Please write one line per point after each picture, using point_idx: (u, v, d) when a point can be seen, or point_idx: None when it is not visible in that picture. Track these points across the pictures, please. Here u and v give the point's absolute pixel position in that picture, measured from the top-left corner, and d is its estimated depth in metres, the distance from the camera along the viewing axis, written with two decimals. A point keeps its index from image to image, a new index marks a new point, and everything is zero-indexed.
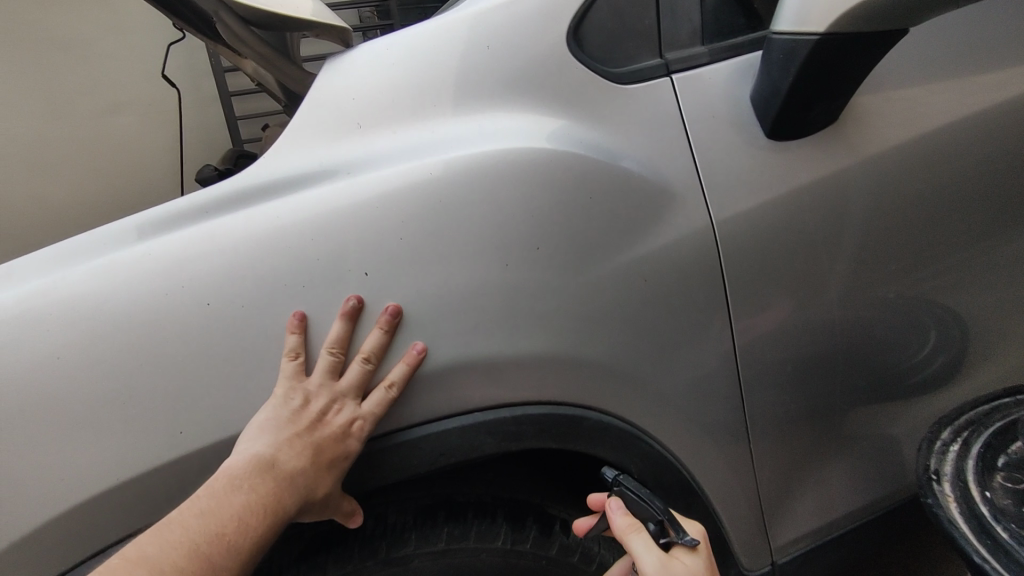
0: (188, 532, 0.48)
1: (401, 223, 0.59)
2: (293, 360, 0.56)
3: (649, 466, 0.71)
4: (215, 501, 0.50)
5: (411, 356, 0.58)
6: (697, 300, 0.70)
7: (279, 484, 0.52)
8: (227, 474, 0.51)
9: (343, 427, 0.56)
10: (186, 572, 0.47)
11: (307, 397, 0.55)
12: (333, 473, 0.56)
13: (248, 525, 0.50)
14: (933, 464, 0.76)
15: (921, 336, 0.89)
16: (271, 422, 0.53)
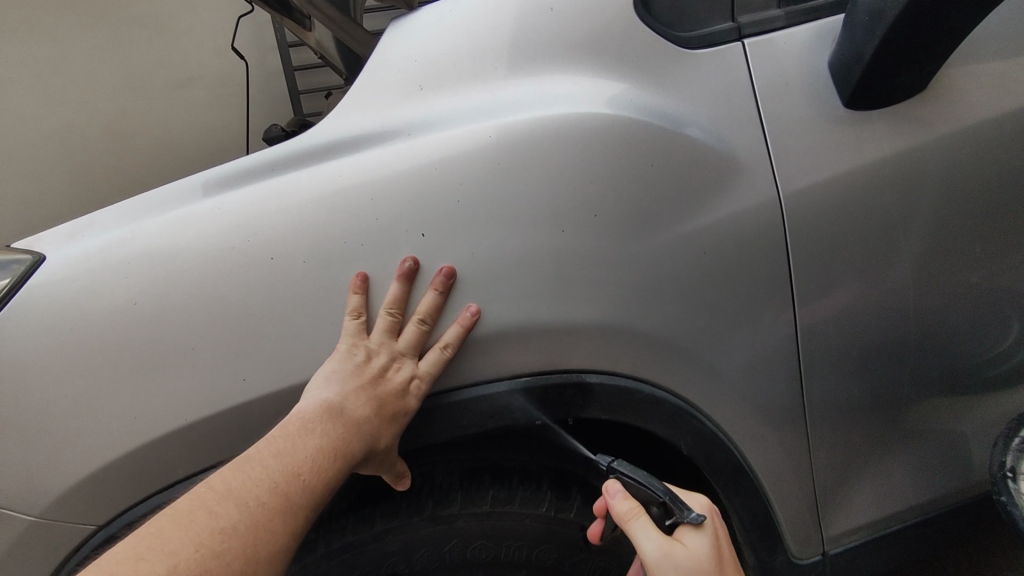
0: (268, 469, 0.50)
1: (459, 185, 0.60)
2: (356, 319, 0.57)
3: (699, 443, 0.70)
4: (291, 442, 0.52)
5: (465, 317, 0.59)
6: (759, 276, 0.67)
7: (347, 431, 0.54)
8: (299, 419, 0.53)
9: (402, 384, 0.58)
10: (269, 507, 0.48)
11: (370, 354, 0.57)
12: (393, 427, 0.57)
13: (322, 467, 0.52)
14: (1009, 462, 0.71)
15: (1004, 326, 0.83)
16: (337, 373, 0.55)
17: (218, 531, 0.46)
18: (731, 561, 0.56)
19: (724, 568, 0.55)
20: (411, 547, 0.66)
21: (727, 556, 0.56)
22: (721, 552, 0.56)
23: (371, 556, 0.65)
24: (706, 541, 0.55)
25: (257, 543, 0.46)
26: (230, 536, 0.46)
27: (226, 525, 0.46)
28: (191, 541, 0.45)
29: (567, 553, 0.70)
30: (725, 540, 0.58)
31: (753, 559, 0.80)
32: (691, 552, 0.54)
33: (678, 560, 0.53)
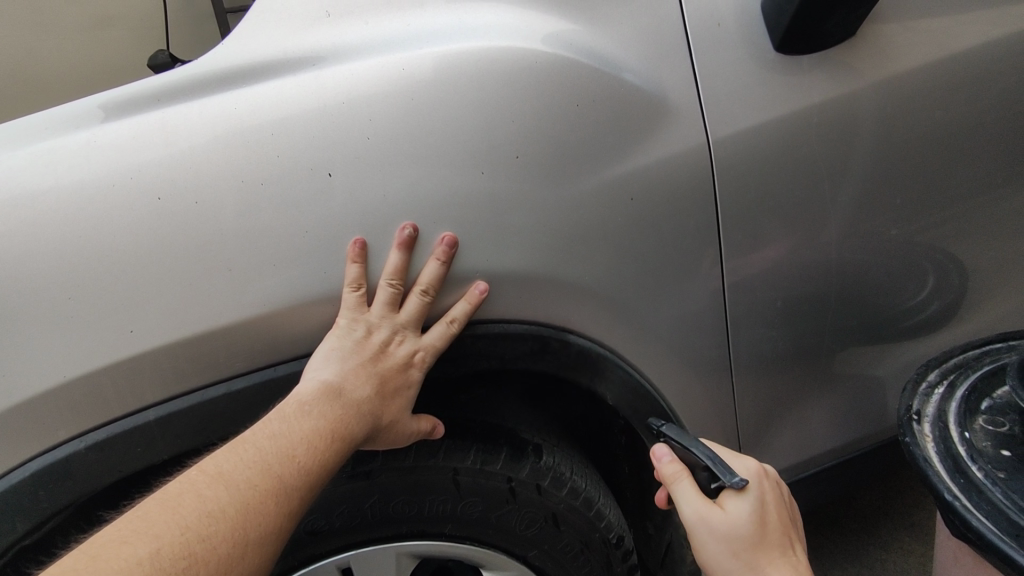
0: (262, 452, 0.52)
1: (368, 121, 0.55)
2: (355, 291, 0.55)
3: (625, 393, 0.69)
4: (286, 424, 0.53)
5: (474, 294, 0.58)
6: (687, 224, 0.66)
7: (346, 411, 0.55)
8: (297, 400, 0.54)
9: (405, 359, 0.58)
10: (260, 489, 0.50)
11: (370, 329, 0.57)
12: (398, 402, 0.59)
13: (317, 450, 0.53)
14: (916, 405, 0.74)
15: (920, 276, 0.86)
16: (337, 352, 0.56)
17: (207, 515, 0.48)
18: (776, 525, 0.61)
19: (764, 531, 0.60)
20: (330, 505, 0.64)
21: (774, 519, 0.61)
22: (766, 516, 0.61)
23: None
24: (747, 507, 0.61)
25: (246, 526, 0.48)
26: (218, 518, 0.48)
27: (214, 508, 0.48)
28: (177, 523, 0.47)
29: (494, 506, 0.69)
30: (776, 503, 0.63)
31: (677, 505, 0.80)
32: (728, 517, 0.60)
33: (716, 524, 0.60)
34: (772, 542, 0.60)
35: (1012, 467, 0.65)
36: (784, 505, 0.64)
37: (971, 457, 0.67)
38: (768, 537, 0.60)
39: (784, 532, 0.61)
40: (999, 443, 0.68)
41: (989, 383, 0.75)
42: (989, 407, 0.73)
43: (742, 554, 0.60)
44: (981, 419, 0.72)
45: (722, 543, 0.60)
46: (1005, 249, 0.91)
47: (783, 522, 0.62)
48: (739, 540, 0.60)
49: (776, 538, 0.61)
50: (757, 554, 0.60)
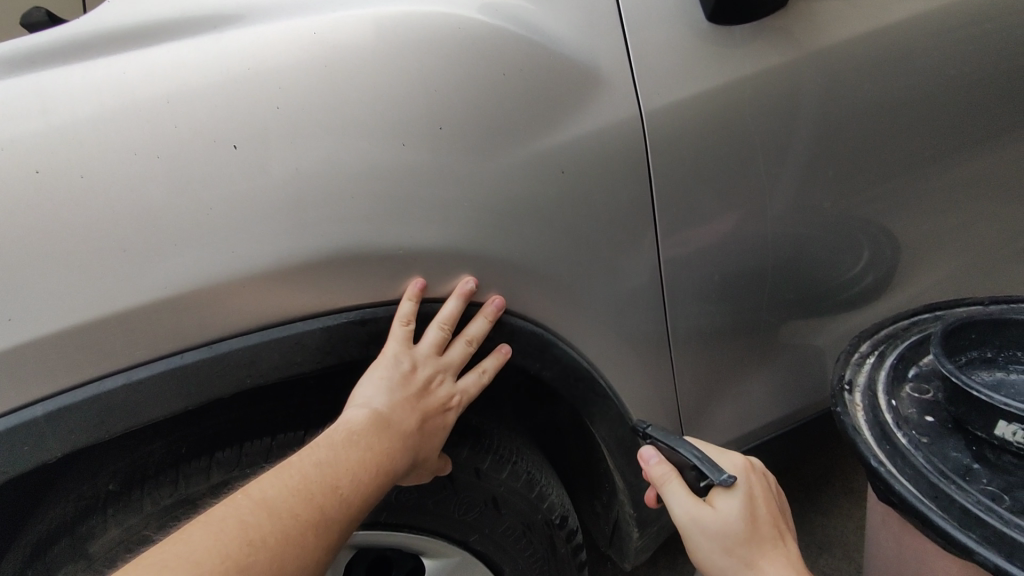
0: (306, 479, 0.51)
1: (277, 89, 0.52)
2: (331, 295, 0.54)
3: (564, 373, 0.68)
4: (335, 453, 0.53)
5: (463, 291, 0.59)
6: (620, 197, 0.65)
7: (395, 442, 0.56)
8: (344, 429, 0.55)
9: (444, 399, 0.60)
10: (303, 519, 0.49)
11: (414, 364, 0.58)
12: (433, 439, 0.60)
13: (361, 480, 0.53)
14: (848, 374, 0.76)
15: (854, 249, 0.87)
16: (386, 381, 0.57)
17: (246, 542, 0.46)
18: (767, 519, 0.62)
19: (757, 527, 0.61)
20: None
21: (765, 513, 0.62)
22: (756, 512, 0.62)
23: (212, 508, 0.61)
24: (737, 505, 0.61)
25: (286, 554, 0.47)
26: (258, 549, 0.46)
27: (254, 537, 0.47)
28: (217, 552, 0.45)
29: (431, 492, 0.67)
30: (765, 498, 0.63)
31: (621, 483, 0.81)
32: (720, 515, 0.61)
33: (707, 522, 0.61)
34: (765, 536, 0.61)
35: (934, 432, 0.67)
36: (773, 500, 0.64)
37: (896, 424, 0.68)
38: (760, 532, 0.61)
39: (775, 525, 0.62)
40: (924, 409, 0.71)
41: (916, 352, 0.77)
42: (915, 375, 0.76)
43: (736, 551, 0.60)
44: (908, 386, 0.74)
45: (715, 540, 0.61)
46: (934, 222, 0.93)
47: (773, 515, 0.63)
48: (731, 537, 0.60)
49: (768, 532, 0.61)
50: (751, 550, 0.60)
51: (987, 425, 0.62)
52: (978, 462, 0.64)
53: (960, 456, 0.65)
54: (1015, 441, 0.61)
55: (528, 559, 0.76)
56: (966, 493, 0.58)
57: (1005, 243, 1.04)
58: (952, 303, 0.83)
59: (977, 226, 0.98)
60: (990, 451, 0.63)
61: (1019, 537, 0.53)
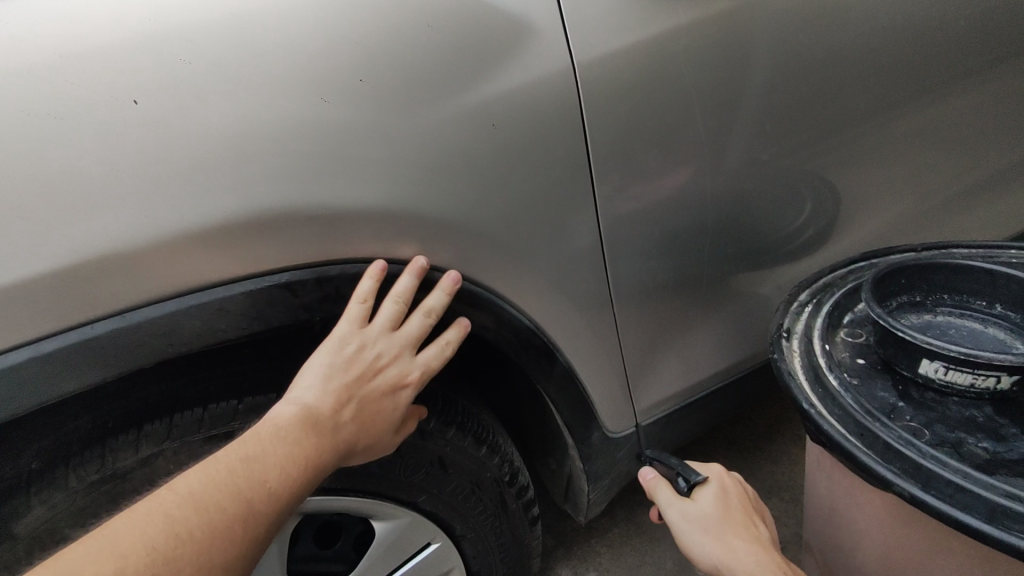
0: (234, 472, 0.50)
1: (184, 42, 0.49)
2: (252, 252, 0.53)
3: (504, 330, 0.68)
4: (263, 448, 0.51)
5: (376, 272, 0.57)
6: (557, 152, 0.64)
7: (332, 431, 0.55)
8: (272, 425, 0.53)
9: (394, 381, 0.60)
10: (231, 512, 0.48)
11: (364, 346, 0.58)
12: (381, 424, 0.60)
13: (293, 475, 0.52)
14: (787, 322, 0.78)
15: (795, 201, 0.89)
16: (330, 367, 0.57)
17: (172, 535, 0.45)
18: (739, 508, 0.70)
19: (729, 512, 0.68)
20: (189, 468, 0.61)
21: (737, 503, 0.70)
22: (729, 501, 0.70)
23: (140, 482, 0.59)
24: (713, 494, 0.70)
25: (212, 548, 0.46)
26: (184, 542, 0.45)
27: (182, 529, 0.45)
28: (143, 545, 0.44)
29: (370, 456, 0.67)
30: (739, 494, 0.72)
31: (570, 439, 0.82)
32: (698, 505, 0.70)
33: (688, 513, 0.69)
34: (735, 518, 0.68)
35: (864, 373, 0.70)
36: (748, 499, 0.73)
37: (829, 367, 0.70)
38: (733, 516, 0.68)
39: (746, 514, 0.69)
40: (856, 352, 0.73)
41: (851, 298, 0.80)
42: (851, 320, 0.78)
43: (709, 528, 0.67)
44: (843, 331, 0.76)
45: (694, 528, 0.68)
46: (872, 173, 0.96)
47: (747, 508, 0.70)
48: (707, 522, 0.68)
49: (739, 516, 0.68)
50: (723, 527, 0.67)
51: (912, 364, 0.65)
52: (903, 401, 0.66)
53: (887, 395, 0.66)
54: (937, 378, 0.64)
55: (478, 517, 0.77)
56: (889, 429, 0.60)
57: (939, 193, 1.07)
58: (885, 252, 0.86)
59: (912, 178, 1.01)
60: (914, 390, 0.66)
61: (934, 468, 0.55)
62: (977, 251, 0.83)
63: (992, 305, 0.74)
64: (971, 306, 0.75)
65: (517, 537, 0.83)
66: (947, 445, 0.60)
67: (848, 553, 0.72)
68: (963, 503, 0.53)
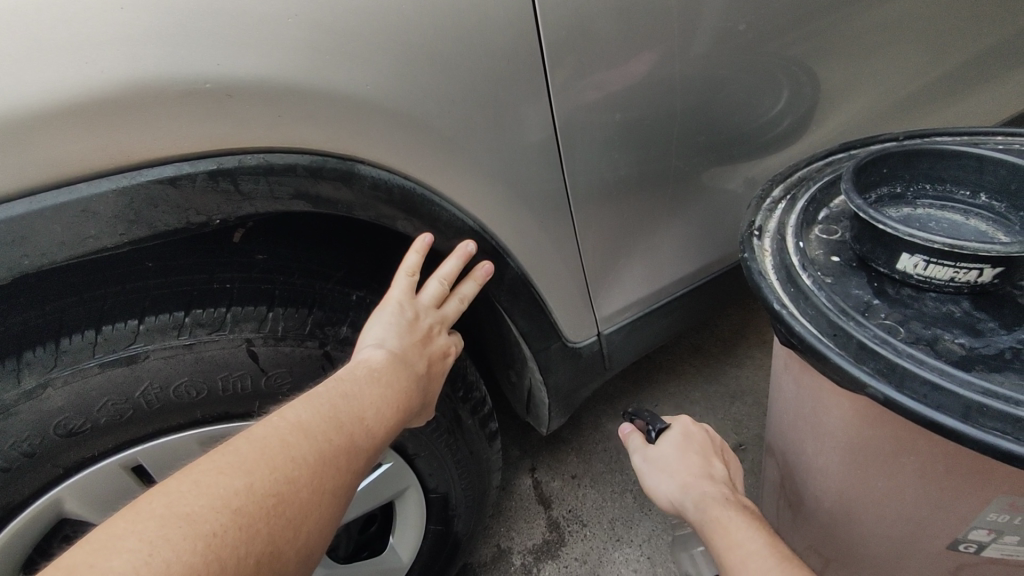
0: (336, 408, 0.50)
1: None
2: (114, 138, 0.43)
3: (442, 233, 0.60)
4: (359, 387, 0.52)
5: (422, 245, 0.58)
6: (496, 16, 0.54)
7: (411, 382, 0.56)
8: (365, 368, 0.54)
9: (444, 348, 0.62)
10: (339, 445, 0.48)
11: (419, 312, 0.59)
12: (436, 383, 0.61)
13: (385, 415, 0.52)
14: (758, 220, 0.71)
15: (771, 86, 0.80)
16: (395, 325, 0.57)
17: (290, 459, 0.45)
18: (698, 451, 0.68)
19: (687, 456, 0.67)
20: (91, 401, 0.52)
21: (695, 447, 0.69)
22: (689, 446, 0.69)
23: (28, 418, 0.50)
24: (673, 439, 0.69)
25: (325, 476, 0.46)
26: (300, 465, 0.45)
27: (297, 454, 0.46)
28: (266, 463, 0.44)
29: (306, 376, 0.62)
30: (703, 439, 0.70)
31: (527, 350, 0.77)
32: (658, 450, 0.69)
33: (650, 458, 0.69)
34: (691, 461, 0.67)
35: (839, 271, 0.64)
36: (713, 445, 0.71)
37: (802, 266, 0.64)
38: (690, 459, 0.67)
39: (704, 456, 0.68)
40: (831, 250, 0.67)
41: (828, 193, 0.73)
42: (825, 217, 0.72)
43: (664, 469, 0.67)
44: (818, 228, 0.70)
45: (653, 473, 0.68)
46: (856, 55, 0.87)
47: (708, 452, 0.69)
48: (665, 466, 0.67)
49: (697, 459, 0.67)
50: (679, 469, 0.66)
51: (891, 260, 0.60)
52: (878, 298, 0.61)
53: (861, 293, 0.62)
54: (915, 274, 0.60)
55: (431, 435, 0.72)
56: (864, 328, 0.56)
57: (923, 76, 0.99)
58: (865, 142, 0.79)
59: (897, 63, 0.93)
60: (890, 286, 0.62)
61: (909, 366, 0.52)
62: (963, 138, 0.76)
63: (976, 194, 0.68)
64: (953, 197, 0.69)
65: (475, 454, 0.79)
66: (922, 342, 0.56)
67: (812, 455, 0.70)
68: (938, 402, 0.50)
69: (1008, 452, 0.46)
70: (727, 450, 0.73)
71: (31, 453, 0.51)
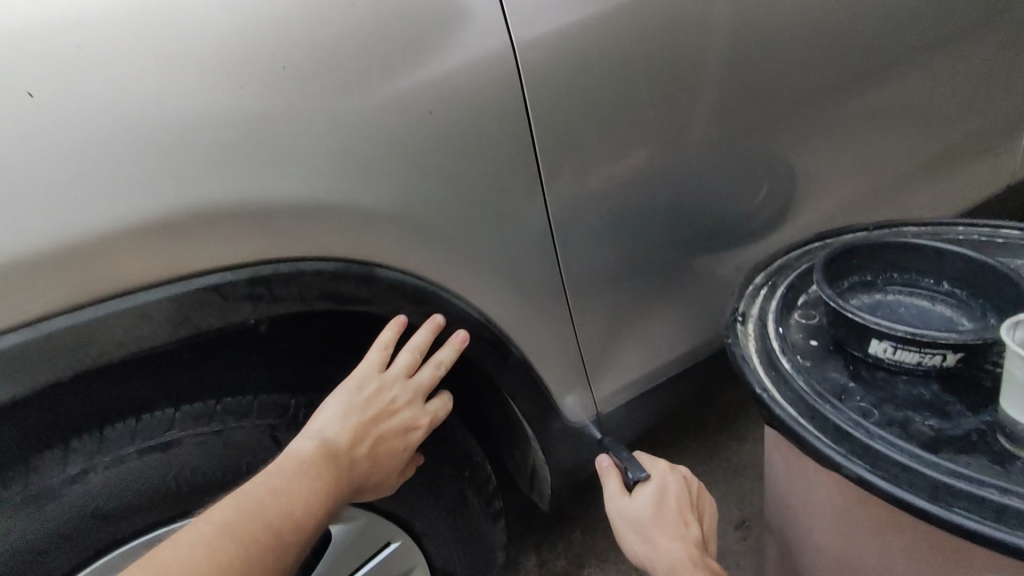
0: (264, 504, 0.54)
1: (76, 28, 0.46)
2: (171, 253, 0.50)
3: (452, 328, 0.67)
4: (289, 480, 0.56)
5: (434, 326, 0.64)
6: (498, 139, 0.62)
7: (342, 470, 0.59)
8: (296, 458, 0.58)
9: (404, 424, 0.65)
10: (262, 544, 0.52)
11: (378, 389, 0.64)
12: (389, 461, 0.65)
13: (314, 509, 0.56)
14: (742, 306, 0.76)
15: (749, 182, 0.89)
16: (344, 407, 0.62)
17: (216, 563, 0.49)
18: (674, 508, 0.70)
19: (664, 513, 0.69)
20: (125, 484, 0.57)
21: (671, 503, 0.70)
22: (666, 501, 0.70)
23: (69, 502, 0.55)
24: (650, 493, 0.70)
25: (248, 574, 0.50)
26: (224, 569, 0.49)
27: (223, 557, 0.49)
28: (196, 568, 0.48)
29: None
30: (678, 492, 0.72)
31: (529, 430, 0.81)
32: (635, 502, 0.70)
33: (625, 510, 0.70)
34: (666, 520, 0.69)
35: (817, 355, 0.70)
36: (688, 495, 0.73)
37: (782, 351, 0.69)
38: (666, 518, 0.69)
39: (679, 514, 0.70)
40: (809, 333, 0.73)
41: (805, 280, 0.79)
42: (804, 302, 0.78)
43: (639, 528, 0.69)
44: (797, 313, 0.76)
45: (629, 525, 0.70)
46: (827, 152, 0.96)
47: (682, 505, 0.71)
48: (641, 523, 0.69)
49: (671, 517, 0.69)
50: (653, 529, 0.68)
51: (862, 344, 0.65)
52: (853, 381, 0.66)
53: (838, 376, 0.67)
54: (886, 358, 0.64)
55: (438, 514, 0.75)
56: (839, 411, 0.60)
57: (893, 168, 1.08)
58: (838, 232, 0.86)
59: (866, 157, 1.02)
60: (864, 369, 0.67)
61: (882, 449, 0.56)
62: (927, 228, 0.83)
63: (940, 282, 0.74)
64: (920, 284, 0.75)
65: (478, 531, 0.81)
66: (895, 425, 0.60)
67: (806, 532, 0.73)
68: (909, 482, 0.54)
69: (971, 530, 0.50)
70: (699, 497, 0.75)
71: (67, 535, 0.55)
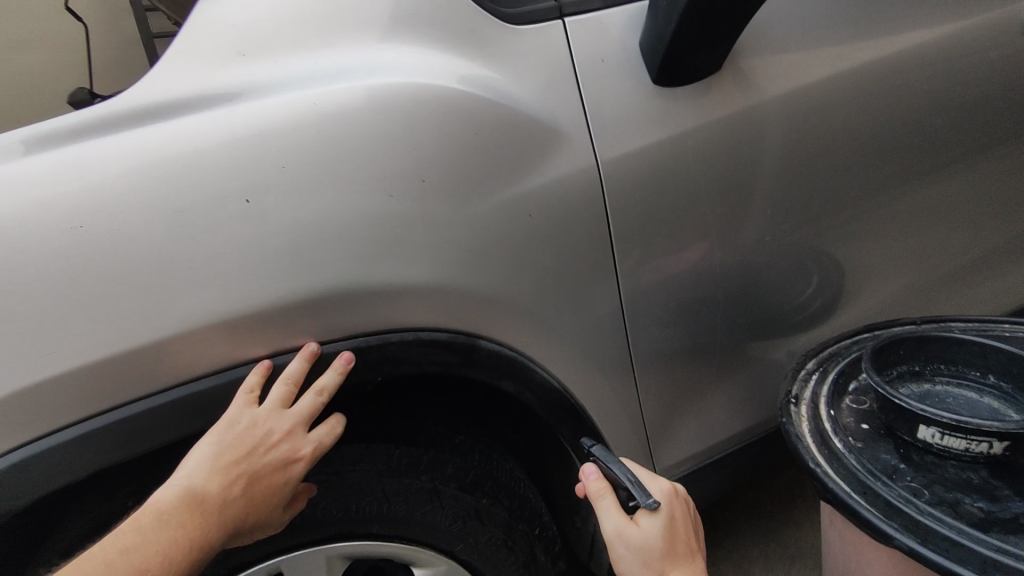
0: (110, 565, 0.56)
1: (279, 152, 0.63)
2: (326, 320, 0.65)
3: (535, 395, 0.76)
4: (146, 536, 0.58)
5: (342, 365, 0.65)
6: (582, 236, 0.75)
7: (208, 516, 0.60)
8: (154, 510, 0.59)
9: (285, 456, 0.64)
10: None
11: (252, 424, 0.62)
12: (271, 500, 0.64)
13: (172, 557, 0.58)
14: (795, 389, 0.83)
15: (801, 277, 0.97)
16: (210, 451, 0.61)
17: None
18: (682, 537, 0.68)
19: (671, 544, 0.67)
20: None
21: (680, 532, 0.68)
22: (674, 530, 0.68)
23: None
24: (659, 524, 0.67)
25: None
26: None
27: None
28: None
29: (418, 505, 0.75)
30: (682, 517, 0.69)
31: None
32: (642, 532, 0.67)
33: (631, 540, 0.67)
34: (676, 553, 0.67)
35: (868, 438, 0.75)
36: (687, 517, 0.71)
37: (835, 431, 0.76)
38: (676, 551, 0.68)
39: (687, 544, 0.69)
40: (860, 418, 0.79)
41: (855, 366, 0.86)
42: (855, 388, 0.84)
43: (647, 560, 0.67)
44: (848, 398, 0.82)
45: (634, 554, 0.68)
46: (875, 250, 1.04)
47: (688, 534, 0.70)
48: (647, 553, 0.67)
49: (681, 548, 0.68)
50: (662, 564, 0.67)
51: (912, 429, 0.70)
52: (904, 463, 0.71)
53: (889, 458, 0.72)
54: (935, 443, 0.69)
55: (510, 566, 0.83)
56: (890, 489, 0.66)
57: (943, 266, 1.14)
58: (887, 324, 0.93)
59: (914, 256, 1.09)
60: (915, 452, 0.71)
61: (931, 524, 0.61)
62: (974, 324, 0.89)
63: (986, 374, 0.80)
64: (966, 376, 0.81)
65: None
66: (946, 505, 0.65)
67: None
68: (959, 556, 0.59)
69: None
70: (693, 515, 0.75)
71: None
